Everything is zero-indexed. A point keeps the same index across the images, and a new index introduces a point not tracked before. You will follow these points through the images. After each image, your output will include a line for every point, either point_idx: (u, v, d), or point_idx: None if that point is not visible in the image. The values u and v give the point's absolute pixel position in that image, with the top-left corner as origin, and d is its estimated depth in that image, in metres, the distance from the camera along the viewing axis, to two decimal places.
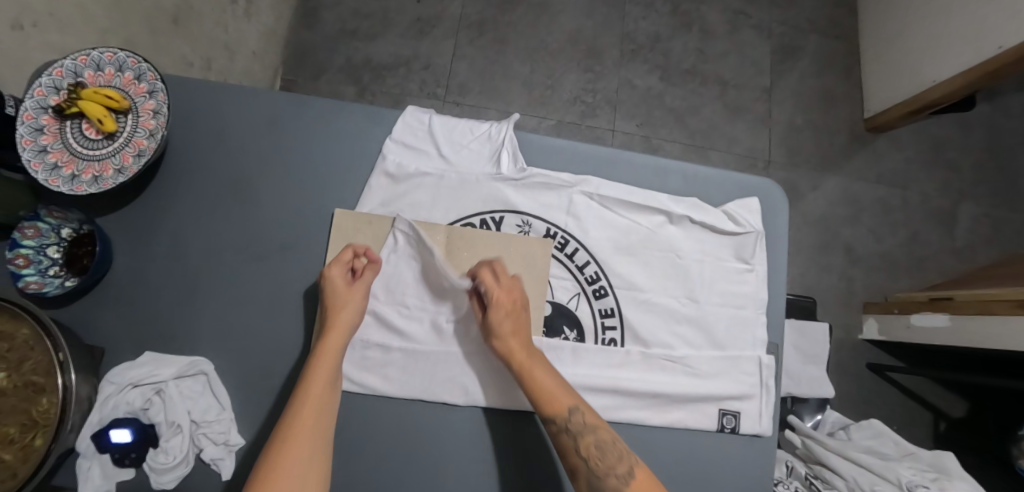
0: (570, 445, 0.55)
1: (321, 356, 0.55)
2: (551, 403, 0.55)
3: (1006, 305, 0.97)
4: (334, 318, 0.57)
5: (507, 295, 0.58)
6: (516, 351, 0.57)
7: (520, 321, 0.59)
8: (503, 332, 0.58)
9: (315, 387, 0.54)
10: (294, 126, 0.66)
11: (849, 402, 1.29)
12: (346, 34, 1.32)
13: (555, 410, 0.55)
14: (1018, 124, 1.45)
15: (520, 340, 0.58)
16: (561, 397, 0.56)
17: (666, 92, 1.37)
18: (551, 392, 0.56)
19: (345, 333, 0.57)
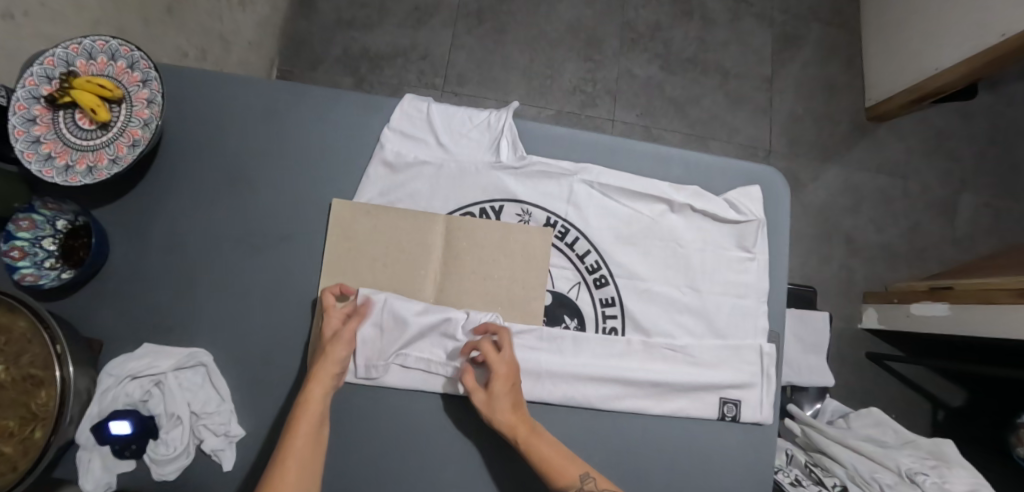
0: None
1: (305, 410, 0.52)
2: (562, 473, 0.53)
3: (1008, 294, 0.97)
4: (318, 372, 0.54)
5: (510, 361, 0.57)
6: (519, 424, 0.55)
7: (518, 390, 0.57)
8: (504, 404, 0.55)
9: (296, 443, 0.50)
10: (290, 115, 0.65)
11: (848, 391, 1.29)
12: (343, 23, 1.31)
13: (566, 477, 0.53)
14: (1019, 113, 1.44)
15: (521, 412, 0.56)
16: (567, 463, 0.54)
17: (666, 82, 1.36)
18: (556, 458, 0.54)
19: (327, 386, 0.54)
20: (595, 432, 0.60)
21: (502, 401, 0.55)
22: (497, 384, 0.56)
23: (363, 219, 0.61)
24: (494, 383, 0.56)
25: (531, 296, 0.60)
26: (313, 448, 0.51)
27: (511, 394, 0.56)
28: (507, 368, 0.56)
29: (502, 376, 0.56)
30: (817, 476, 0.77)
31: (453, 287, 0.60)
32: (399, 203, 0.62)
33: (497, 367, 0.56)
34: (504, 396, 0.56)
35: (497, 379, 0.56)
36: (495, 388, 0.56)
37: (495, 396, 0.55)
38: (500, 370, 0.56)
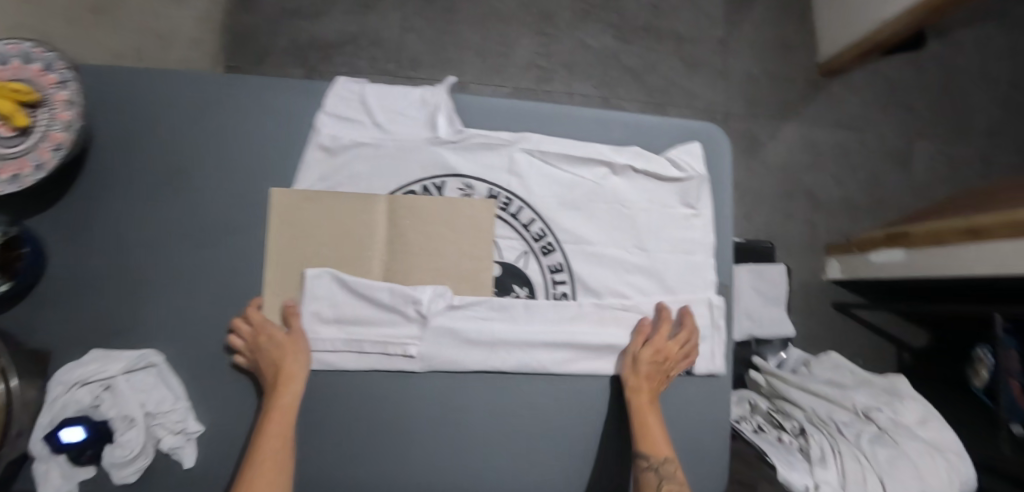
0: (649, 481, 0.56)
1: (280, 414, 0.54)
2: (652, 444, 0.57)
3: (955, 234, 1.02)
4: (280, 376, 0.55)
5: (675, 344, 0.61)
6: (642, 391, 0.59)
7: (660, 369, 0.60)
8: (639, 369, 0.59)
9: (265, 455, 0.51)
10: (222, 106, 0.64)
11: (816, 341, 1.33)
12: (287, 13, 1.27)
13: (654, 449, 0.57)
14: (969, 59, 1.47)
15: (651, 384, 0.60)
16: (663, 443, 0.57)
17: (621, 51, 1.36)
18: (655, 434, 0.58)
19: (296, 389, 0.55)
20: (552, 396, 0.62)
21: (640, 369, 0.59)
22: (648, 348, 0.60)
23: (303, 205, 0.60)
24: (648, 347, 0.60)
25: (480, 268, 0.60)
26: (284, 452, 0.52)
27: (652, 367, 0.60)
28: (667, 347, 0.61)
29: (657, 346, 0.60)
30: (777, 422, 0.79)
31: (401, 265, 0.60)
32: (341, 186, 0.61)
33: (656, 340, 0.60)
34: (647, 364, 0.59)
35: (649, 346, 0.60)
36: (642, 354, 0.60)
37: (640, 358, 0.60)
38: (658, 343, 0.60)
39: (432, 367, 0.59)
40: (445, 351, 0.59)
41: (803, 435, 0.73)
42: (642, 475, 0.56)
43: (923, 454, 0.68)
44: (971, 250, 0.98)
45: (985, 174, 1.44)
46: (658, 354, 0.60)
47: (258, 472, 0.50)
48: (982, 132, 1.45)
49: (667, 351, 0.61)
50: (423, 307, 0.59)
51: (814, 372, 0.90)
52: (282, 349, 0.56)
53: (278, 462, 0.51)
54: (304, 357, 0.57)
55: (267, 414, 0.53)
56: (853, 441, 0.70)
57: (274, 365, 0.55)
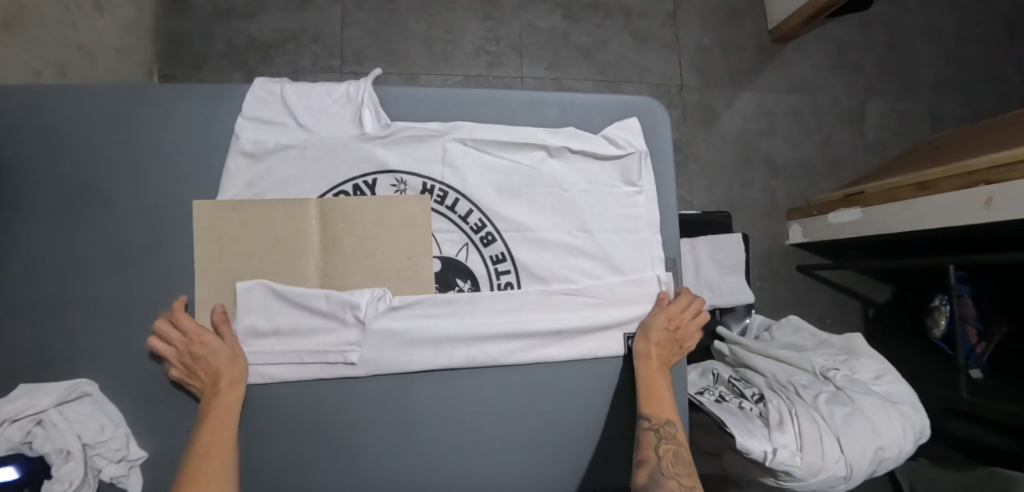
0: (648, 441, 0.57)
1: (217, 416, 0.53)
2: (656, 405, 0.59)
3: (907, 190, 1.05)
4: (218, 381, 0.54)
5: (687, 314, 0.64)
6: (652, 356, 0.61)
7: (670, 337, 0.62)
8: (650, 336, 0.61)
9: (201, 457, 0.50)
10: (135, 118, 0.61)
11: (784, 305, 1.35)
12: (221, 15, 1.22)
13: (657, 411, 0.59)
14: (913, 14, 1.48)
15: (661, 351, 0.62)
16: (668, 407, 0.59)
17: (571, 30, 1.34)
18: (662, 397, 0.60)
19: (233, 389, 0.55)
20: (502, 385, 0.61)
21: (653, 336, 0.61)
22: (662, 315, 0.62)
23: (231, 215, 0.58)
24: (660, 314, 0.62)
25: (420, 264, 0.59)
26: (226, 454, 0.52)
27: (664, 336, 0.61)
28: (678, 316, 0.63)
29: (671, 314, 0.62)
30: (738, 389, 0.78)
31: (337, 269, 0.58)
32: (268, 192, 0.59)
33: (669, 309, 0.62)
34: (660, 332, 0.61)
35: (662, 315, 0.62)
36: (655, 320, 0.62)
37: (653, 326, 0.61)
38: (671, 312, 0.62)
39: (377, 370, 0.58)
40: (387, 353, 0.58)
41: (761, 401, 0.74)
42: (643, 434, 0.58)
43: (879, 409, 0.69)
44: (925, 203, 1.01)
45: (936, 128, 1.47)
46: (671, 323, 0.62)
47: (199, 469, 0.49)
48: (930, 87, 1.48)
49: (678, 321, 0.63)
50: (362, 311, 0.57)
51: (775, 337, 0.91)
52: (214, 354, 0.54)
53: (214, 461, 0.51)
54: (243, 362, 0.56)
55: (206, 416, 0.53)
56: (811, 402, 0.71)
57: (210, 372, 0.54)
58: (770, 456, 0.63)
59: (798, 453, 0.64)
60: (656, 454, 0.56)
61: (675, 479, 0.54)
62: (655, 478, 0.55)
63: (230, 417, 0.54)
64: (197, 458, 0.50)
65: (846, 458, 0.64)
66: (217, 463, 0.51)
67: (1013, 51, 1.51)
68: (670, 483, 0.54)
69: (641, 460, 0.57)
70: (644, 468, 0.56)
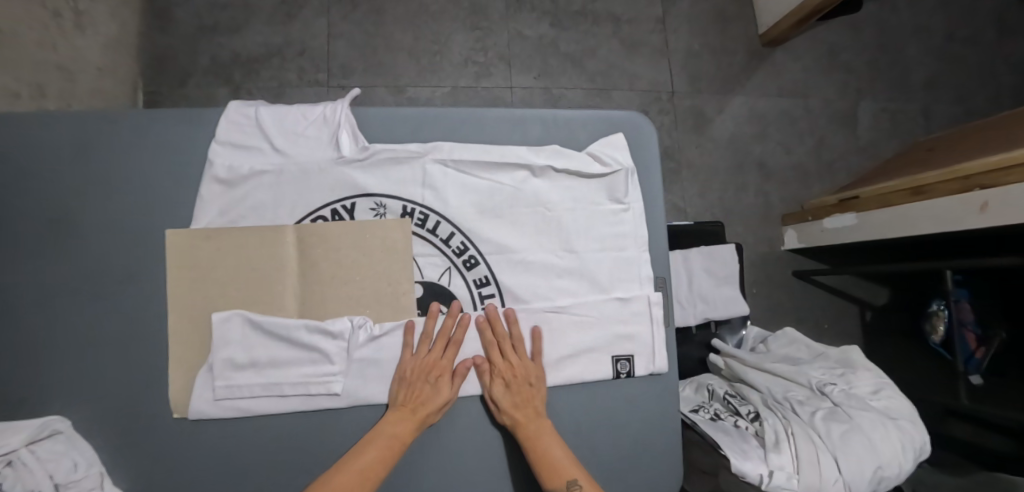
0: None
1: (389, 442, 0.54)
2: (552, 475, 0.54)
3: (903, 194, 1.03)
4: (414, 409, 0.55)
5: (517, 359, 0.58)
6: (522, 421, 0.56)
7: (518, 392, 0.57)
8: (500, 405, 0.57)
9: (352, 474, 0.51)
10: (104, 147, 0.59)
11: (782, 312, 1.33)
12: (205, 30, 1.21)
13: (559, 480, 0.53)
14: (903, 15, 1.47)
15: (525, 410, 0.57)
16: (565, 468, 0.54)
17: (559, 39, 1.32)
18: (553, 462, 0.54)
19: (418, 425, 0.55)
20: (495, 412, 0.59)
21: (501, 405, 0.56)
22: (495, 380, 0.57)
23: (204, 244, 0.56)
24: (493, 381, 0.57)
25: (401, 290, 0.57)
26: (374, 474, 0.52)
27: (511, 396, 0.57)
28: (507, 367, 0.58)
29: (497, 373, 0.57)
30: (734, 407, 0.76)
31: (316, 296, 0.56)
32: (243, 219, 0.57)
33: (496, 364, 0.58)
34: (503, 395, 0.57)
35: (495, 377, 0.57)
36: (494, 387, 0.57)
37: (494, 396, 0.57)
38: (500, 367, 0.58)
39: (366, 397, 0.56)
40: (370, 381, 0.56)
41: (757, 419, 0.72)
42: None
43: (876, 425, 0.68)
44: (921, 207, 0.99)
45: (928, 129, 1.46)
46: (506, 379, 0.57)
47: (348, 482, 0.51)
48: (922, 87, 1.47)
49: (512, 372, 0.57)
50: (347, 343, 0.56)
51: (771, 349, 0.89)
52: (439, 389, 0.56)
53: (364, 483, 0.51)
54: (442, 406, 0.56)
55: (383, 433, 0.54)
56: (807, 420, 0.70)
57: (417, 400, 0.55)
58: (765, 480, 0.62)
59: (795, 476, 0.62)
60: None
61: None
62: None
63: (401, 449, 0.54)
64: (353, 473, 0.51)
65: (845, 480, 0.62)
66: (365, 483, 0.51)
67: (1003, 48, 1.50)
68: None
69: None
70: None
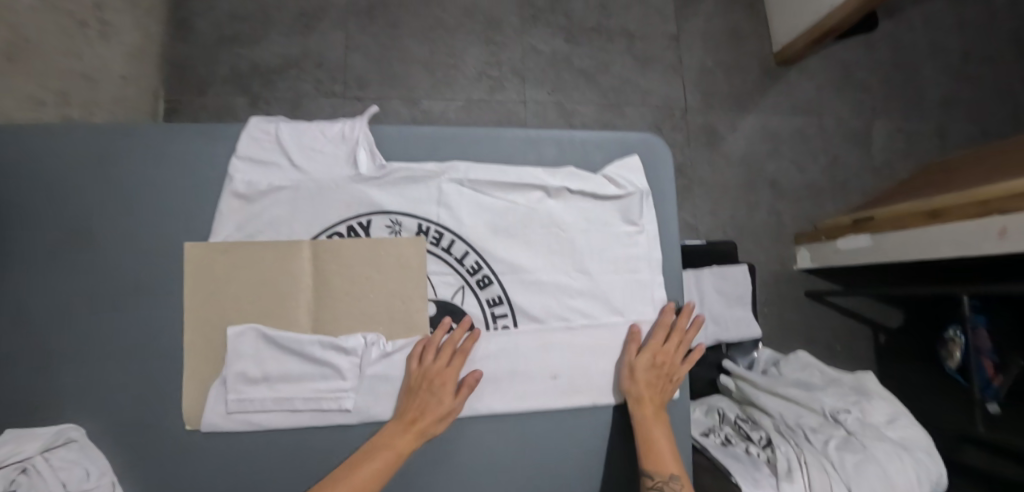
0: None
1: (387, 453, 0.53)
2: (659, 460, 0.57)
3: (920, 216, 1.02)
4: (415, 420, 0.55)
5: (670, 345, 0.60)
6: (649, 401, 0.58)
7: (659, 373, 0.60)
8: (638, 376, 0.58)
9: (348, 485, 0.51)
10: (127, 160, 0.60)
11: (793, 332, 1.31)
12: (226, 40, 1.23)
13: (663, 467, 0.56)
14: (918, 34, 1.47)
15: (656, 392, 0.59)
16: (670, 460, 0.57)
17: (573, 54, 1.33)
18: (663, 449, 0.57)
19: (418, 438, 0.55)
20: (503, 432, 0.59)
21: (638, 375, 0.58)
22: (644, 354, 0.59)
23: (221, 258, 0.57)
24: (644, 354, 0.59)
25: (413, 308, 0.58)
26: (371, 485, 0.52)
27: (651, 375, 0.59)
28: (660, 347, 0.60)
29: (653, 351, 0.59)
30: (745, 432, 0.76)
31: (330, 312, 0.57)
32: (260, 234, 0.58)
33: (652, 342, 0.60)
34: (646, 369, 0.59)
35: (646, 352, 0.59)
36: (640, 359, 0.59)
37: (635, 365, 0.59)
38: (656, 346, 0.60)
39: (376, 414, 0.56)
40: (380, 398, 0.56)
41: (769, 446, 0.72)
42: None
43: (892, 456, 0.66)
44: (938, 230, 0.98)
45: (944, 149, 1.44)
46: (656, 359, 0.60)
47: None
48: (938, 107, 1.45)
49: (664, 354, 0.60)
50: (360, 360, 0.56)
51: (784, 372, 0.88)
52: (441, 400, 0.55)
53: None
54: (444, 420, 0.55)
55: (383, 444, 0.54)
56: (820, 449, 0.68)
57: (420, 411, 0.55)
58: None
59: None
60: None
61: None
62: None
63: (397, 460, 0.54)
64: (349, 483, 0.51)
65: None
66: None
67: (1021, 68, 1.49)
68: None
69: None
70: None
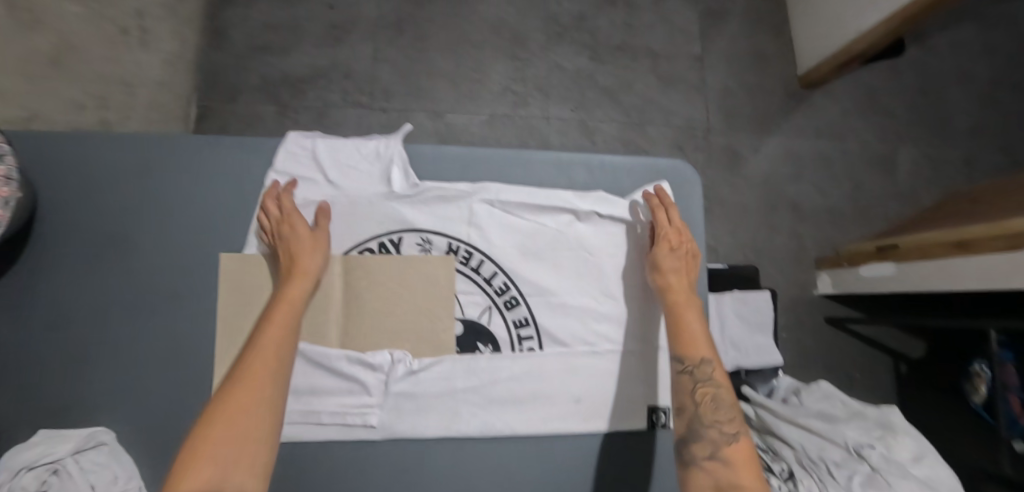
0: (685, 385, 0.55)
1: (281, 305, 0.51)
2: (688, 344, 0.55)
3: (947, 247, 1.00)
4: (295, 268, 0.53)
5: (684, 234, 0.60)
6: (676, 289, 0.58)
7: (680, 261, 0.59)
8: (662, 265, 0.58)
9: (266, 351, 0.48)
10: (167, 170, 0.62)
11: (811, 358, 1.30)
12: (258, 50, 1.26)
13: (694, 352, 0.55)
14: (946, 60, 1.46)
15: (681, 278, 0.58)
16: (701, 344, 0.55)
17: (597, 72, 1.34)
18: (693, 334, 0.56)
19: (307, 280, 0.54)
20: (525, 455, 0.58)
21: (662, 265, 0.58)
22: (661, 245, 0.59)
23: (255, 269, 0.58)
24: (660, 244, 0.59)
25: (441, 327, 0.58)
26: (286, 341, 0.49)
27: (677, 262, 0.58)
28: (673, 234, 0.59)
29: (666, 240, 0.59)
30: (767, 464, 0.78)
31: (358, 327, 0.57)
32: None
33: (664, 230, 0.59)
34: (668, 260, 0.58)
35: (662, 242, 0.59)
36: (659, 249, 0.59)
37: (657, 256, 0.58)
38: (669, 234, 0.59)
39: (401, 431, 0.57)
40: (403, 415, 0.57)
41: (790, 479, 0.73)
42: (678, 379, 0.55)
43: None
44: (965, 262, 0.96)
45: (971, 177, 1.42)
46: (672, 247, 0.59)
47: (254, 361, 0.47)
48: (964, 134, 1.43)
49: (678, 243, 0.59)
50: (386, 375, 0.56)
51: (804, 402, 0.87)
52: (300, 235, 0.55)
53: (278, 357, 0.48)
54: (321, 256, 0.55)
55: (275, 303, 0.52)
56: (842, 486, 0.68)
57: (289, 256, 0.54)
58: None
59: None
60: (693, 400, 0.54)
61: (715, 428, 0.52)
62: (695, 429, 0.52)
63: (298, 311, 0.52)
64: (263, 347, 0.48)
65: None
66: (276, 354, 0.48)
67: None
68: (710, 433, 0.51)
69: (679, 409, 0.54)
70: (682, 417, 0.54)
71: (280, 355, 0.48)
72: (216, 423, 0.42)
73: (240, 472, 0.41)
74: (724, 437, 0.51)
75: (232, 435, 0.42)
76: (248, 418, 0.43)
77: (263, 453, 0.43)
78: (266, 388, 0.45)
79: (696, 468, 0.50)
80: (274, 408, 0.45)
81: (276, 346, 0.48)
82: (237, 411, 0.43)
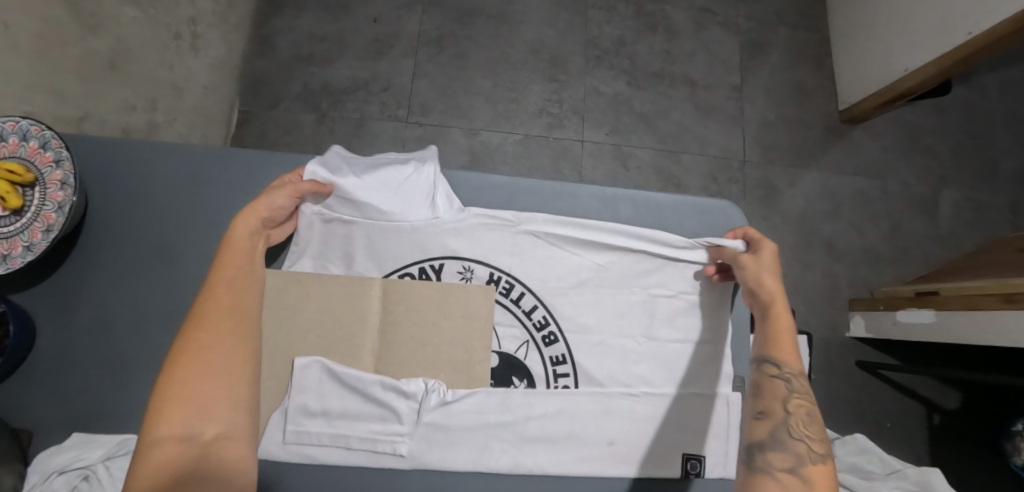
0: (775, 391, 0.47)
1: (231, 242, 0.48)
2: (786, 353, 0.49)
3: (994, 299, 0.94)
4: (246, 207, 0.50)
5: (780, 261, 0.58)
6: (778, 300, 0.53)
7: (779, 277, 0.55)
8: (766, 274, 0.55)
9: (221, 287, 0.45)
10: (217, 183, 0.63)
11: (841, 403, 1.25)
12: (302, 59, 1.29)
13: (790, 360, 0.49)
14: (994, 103, 1.41)
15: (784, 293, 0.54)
16: (798, 357, 0.50)
17: (634, 97, 1.33)
18: (793, 346, 0.50)
19: (259, 215, 0.50)
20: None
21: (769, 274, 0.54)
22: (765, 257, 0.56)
23: (292, 287, 0.57)
24: (765, 256, 0.56)
25: (477, 359, 0.57)
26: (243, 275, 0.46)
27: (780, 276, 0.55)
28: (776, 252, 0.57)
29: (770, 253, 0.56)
30: None
31: (394, 353, 0.57)
32: (333, 266, 0.59)
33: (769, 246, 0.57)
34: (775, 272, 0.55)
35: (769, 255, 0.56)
36: (764, 261, 0.55)
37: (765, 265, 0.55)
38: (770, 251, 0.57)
39: (430, 462, 0.55)
40: (434, 447, 0.56)
41: None
42: (768, 382, 0.48)
43: None
44: (1010, 318, 0.91)
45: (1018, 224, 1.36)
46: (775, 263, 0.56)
47: (209, 298, 0.44)
48: (1010, 180, 1.38)
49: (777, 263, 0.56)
50: (419, 403, 0.56)
51: (838, 454, 0.85)
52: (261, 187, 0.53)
53: (234, 291, 0.45)
54: (278, 199, 0.52)
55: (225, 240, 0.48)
56: None
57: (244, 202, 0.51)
58: None
59: None
60: (784, 408, 0.46)
61: (804, 442, 0.44)
62: (780, 436, 0.44)
63: (248, 243, 0.48)
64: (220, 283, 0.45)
65: None
66: (234, 290, 0.45)
67: None
68: (797, 445, 0.44)
69: (763, 412, 0.47)
70: (766, 421, 0.46)
71: (235, 292, 0.45)
72: (177, 366, 0.40)
73: (221, 410, 0.40)
74: (813, 456, 0.43)
75: (197, 373, 0.40)
76: (216, 359, 0.41)
77: (241, 388, 0.41)
78: (227, 327, 0.43)
79: (771, 476, 0.42)
80: (242, 343, 0.43)
81: (227, 282, 0.45)
82: (198, 353, 0.41)
